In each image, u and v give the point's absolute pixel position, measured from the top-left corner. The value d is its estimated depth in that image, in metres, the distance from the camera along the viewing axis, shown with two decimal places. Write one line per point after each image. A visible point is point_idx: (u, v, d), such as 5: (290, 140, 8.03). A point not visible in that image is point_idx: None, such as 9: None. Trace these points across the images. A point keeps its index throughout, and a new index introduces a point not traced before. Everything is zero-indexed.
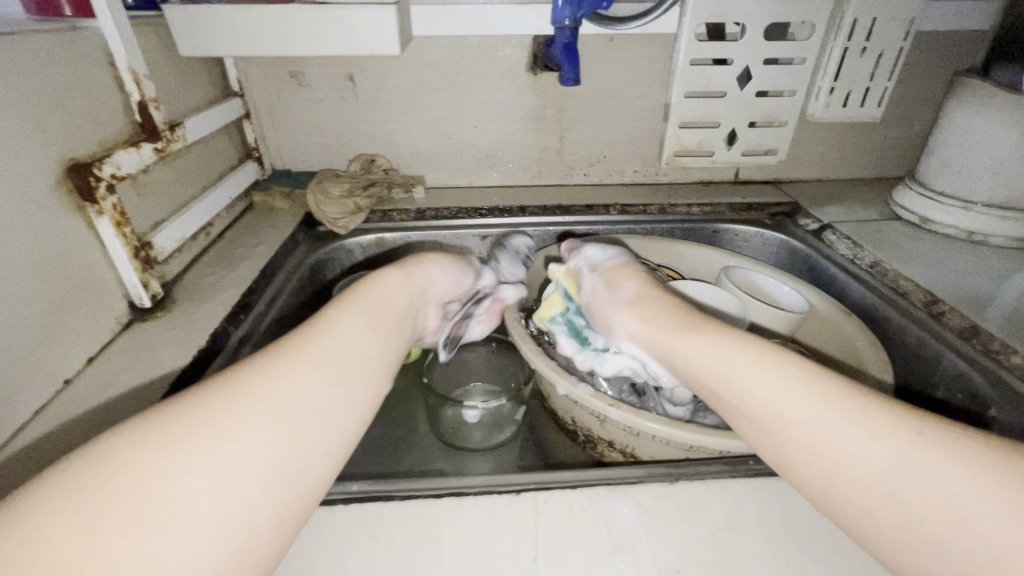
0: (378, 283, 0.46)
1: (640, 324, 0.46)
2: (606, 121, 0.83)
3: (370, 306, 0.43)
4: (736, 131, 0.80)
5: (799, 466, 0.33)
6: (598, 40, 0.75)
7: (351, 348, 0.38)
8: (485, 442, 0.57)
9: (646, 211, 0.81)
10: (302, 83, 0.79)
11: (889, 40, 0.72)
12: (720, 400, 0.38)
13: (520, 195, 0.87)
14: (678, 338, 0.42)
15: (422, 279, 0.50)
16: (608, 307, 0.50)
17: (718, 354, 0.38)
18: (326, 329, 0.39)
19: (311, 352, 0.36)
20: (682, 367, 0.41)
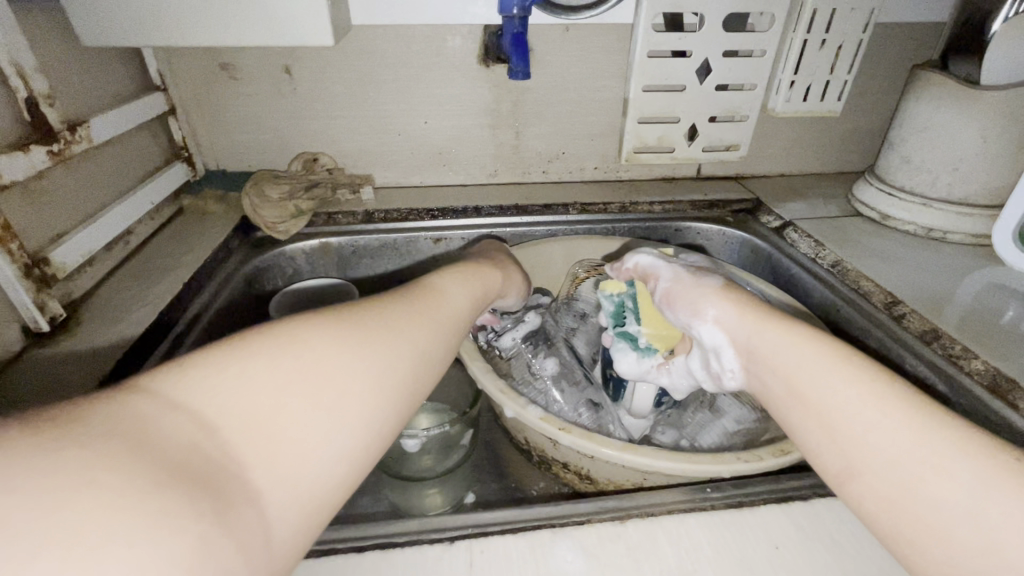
0: (477, 267, 0.50)
1: (732, 308, 0.43)
2: (564, 115, 0.79)
3: (472, 281, 0.47)
4: (697, 126, 0.77)
5: (864, 478, 0.32)
6: (552, 30, 0.71)
7: (455, 314, 0.41)
8: (436, 469, 0.52)
9: (606, 210, 0.78)
10: (233, 76, 0.73)
11: (848, 31, 0.70)
12: (799, 399, 0.36)
13: (476, 194, 0.82)
14: (767, 328, 0.40)
15: (512, 281, 0.55)
16: (692, 292, 0.46)
17: (800, 348, 0.38)
18: (438, 290, 0.41)
19: (428, 305, 0.39)
20: (768, 360, 0.39)
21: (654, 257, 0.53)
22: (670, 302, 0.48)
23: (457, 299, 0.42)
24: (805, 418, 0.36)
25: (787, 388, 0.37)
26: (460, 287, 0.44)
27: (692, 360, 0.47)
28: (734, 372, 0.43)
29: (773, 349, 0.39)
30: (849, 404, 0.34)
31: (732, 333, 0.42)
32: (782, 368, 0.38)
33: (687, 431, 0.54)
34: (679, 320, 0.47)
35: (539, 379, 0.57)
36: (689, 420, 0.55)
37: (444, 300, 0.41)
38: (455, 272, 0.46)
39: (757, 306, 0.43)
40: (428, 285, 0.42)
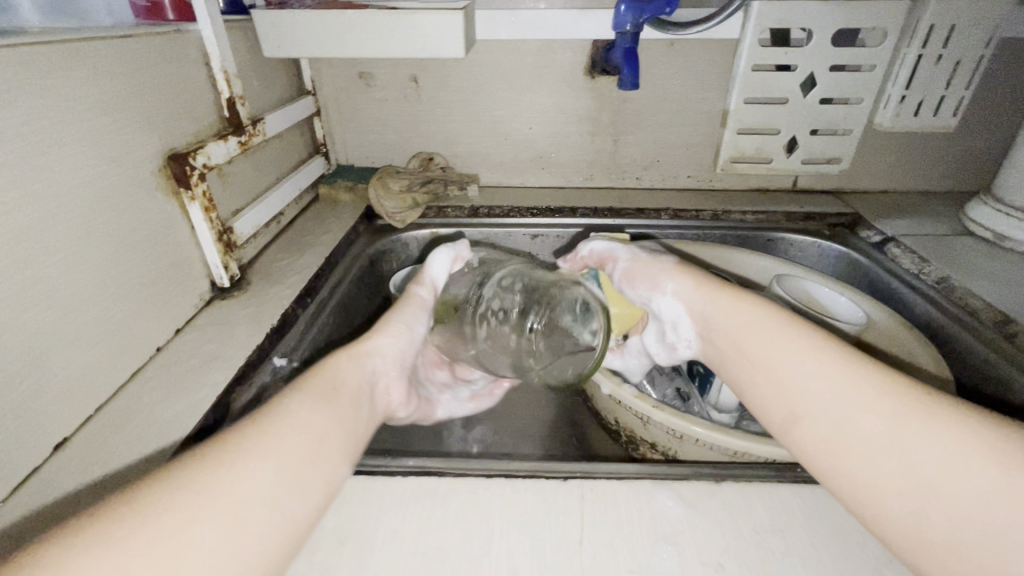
0: (328, 368, 0.40)
1: (688, 282, 0.47)
2: (662, 125, 0.83)
3: (331, 395, 0.38)
4: (797, 139, 0.78)
5: (802, 424, 0.35)
6: (658, 44, 0.76)
7: (309, 443, 0.34)
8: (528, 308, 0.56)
9: (698, 217, 0.81)
10: (369, 84, 0.84)
11: (969, 47, 0.69)
12: (748, 357, 0.40)
13: (572, 196, 0.88)
14: (719, 298, 0.44)
15: (368, 355, 0.44)
16: (651, 269, 0.50)
17: (747, 314, 0.41)
18: (282, 420, 0.34)
19: (269, 448, 0.32)
20: (719, 325, 0.43)
21: (608, 242, 0.57)
22: (630, 280, 0.52)
23: (312, 428, 0.34)
24: (750, 379, 0.39)
25: (736, 349, 0.41)
26: (314, 405, 0.36)
27: (649, 335, 0.52)
28: (689, 341, 0.47)
29: (722, 316, 0.43)
30: (791, 360, 0.37)
31: (687, 304, 0.46)
32: (732, 332, 0.42)
33: None
34: (640, 295, 0.51)
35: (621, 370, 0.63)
36: None
37: (294, 432, 0.33)
38: (306, 388, 0.37)
39: (709, 279, 0.47)
40: (268, 414, 0.34)
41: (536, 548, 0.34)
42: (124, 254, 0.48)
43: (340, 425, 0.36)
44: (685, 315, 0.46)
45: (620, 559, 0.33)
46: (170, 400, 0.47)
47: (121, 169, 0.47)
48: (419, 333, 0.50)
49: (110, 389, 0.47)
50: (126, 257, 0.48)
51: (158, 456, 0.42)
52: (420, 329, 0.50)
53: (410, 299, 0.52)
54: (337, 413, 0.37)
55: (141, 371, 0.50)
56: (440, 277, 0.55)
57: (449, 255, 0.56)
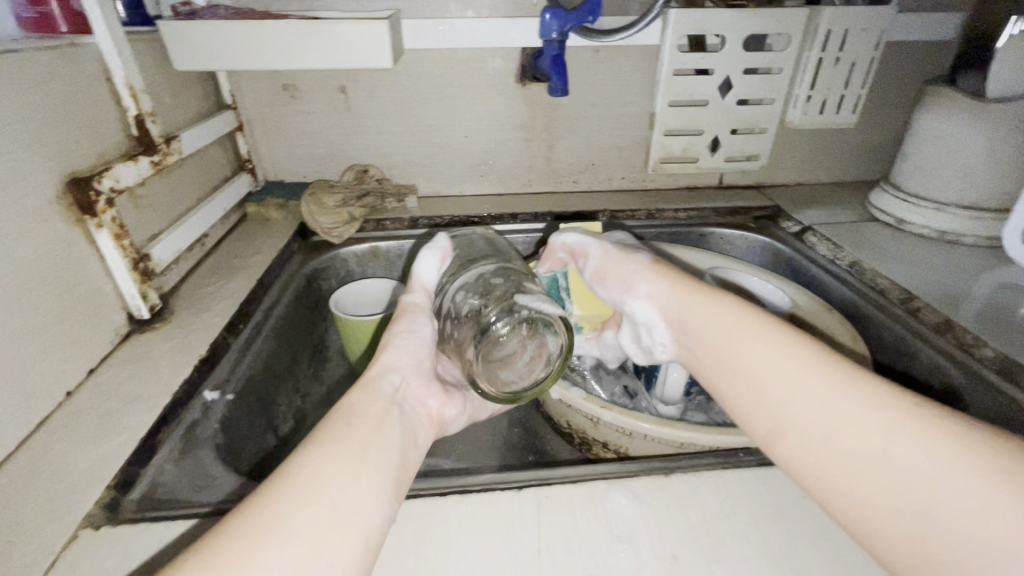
0: (343, 405, 0.36)
1: (663, 284, 0.47)
2: (594, 129, 0.85)
3: (347, 436, 0.33)
4: (719, 138, 0.82)
5: (788, 439, 0.36)
6: (584, 51, 0.78)
7: (327, 500, 0.29)
8: (504, 288, 0.49)
9: (634, 216, 0.84)
10: (294, 96, 0.81)
11: (861, 51, 0.75)
12: (732, 368, 0.40)
13: (512, 203, 0.88)
14: (695, 302, 0.44)
15: (385, 376, 0.40)
16: (623, 269, 0.50)
17: (735, 324, 0.41)
18: (290, 481, 0.30)
19: (278, 521, 0.28)
20: (697, 330, 0.43)
21: (581, 236, 0.56)
22: (602, 279, 0.52)
23: (332, 486, 0.30)
24: (731, 391, 0.40)
25: (717, 358, 0.41)
26: (328, 453, 0.32)
27: (625, 336, 0.53)
28: (664, 345, 0.47)
29: (701, 321, 0.43)
30: (769, 369, 0.38)
31: (662, 308, 0.46)
32: (712, 338, 0.42)
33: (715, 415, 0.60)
34: (613, 296, 0.51)
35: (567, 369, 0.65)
36: (716, 406, 0.61)
37: (308, 491, 0.30)
38: (319, 432, 0.33)
39: (684, 280, 0.47)
40: (276, 477, 0.30)
41: (495, 563, 0.34)
42: (20, 292, 0.43)
43: (371, 471, 0.32)
44: (660, 319, 0.47)
45: (578, 564, 0.33)
46: (85, 448, 0.43)
47: (12, 198, 0.42)
48: (428, 333, 0.46)
49: (12, 443, 0.42)
50: (22, 295, 0.43)
51: (75, 513, 0.38)
52: (429, 328, 0.46)
53: (407, 308, 0.49)
54: (359, 455, 0.32)
55: (49, 420, 0.45)
56: (430, 276, 0.51)
57: (435, 253, 0.52)
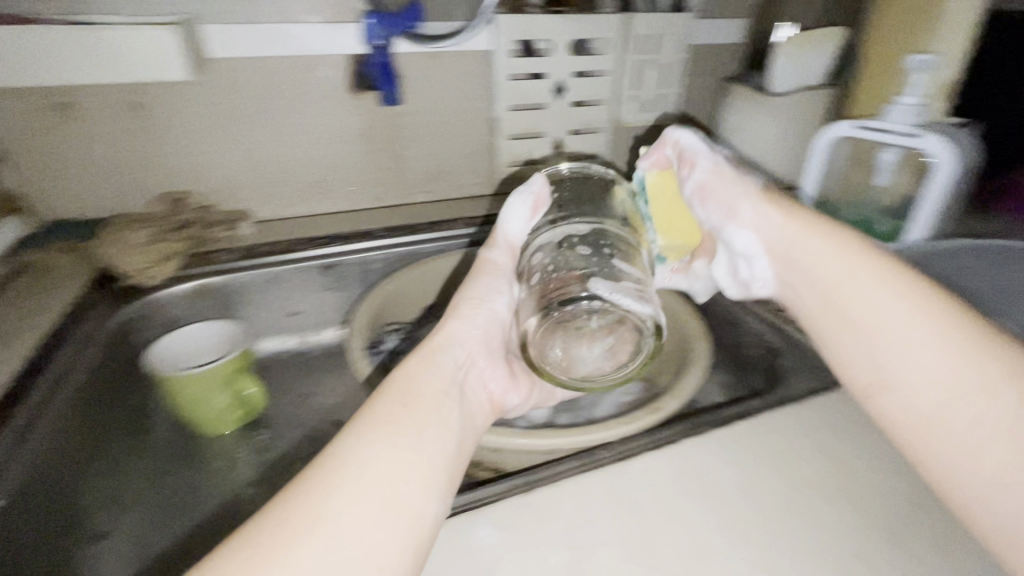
0: (401, 379, 0.39)
1: (772, 214, 0.46)
2: (441, 136, 0.83)
3: (399, 417, 0.36)
4: (560, 140, 0.85)
5: (859, 357, 0.38)
6: (418, 58, 0.75)
7: (378, 485, 0.32)
8: (591, 259, 0.52)
9: (491, 221, 0.83)
10: (72, 117, 0.67)
11: (671, 53, 0.83)
12: (840, 315, 0.40)
13: (365, 219, 0.83)
14: (810, 234, 0.43)
15: (445, 352, 0.43)
16: (728, 190, 0.48)
17: (860, 276, 0.40)
18: (340, 464, 0.32)
19: (326, 507, 0.30)
20: (801, 265, 0.43)
21: (696, 139, 0.52)
22: (704, 197, 0.50)
23: (386, 471, 0.33)
24: (821, 315, 0.41)
25: (822, 301, 0.41)
26: (383, 439, 0.34)
27: (719, 268, 0.53)
28: (766, 279, 0.47)
29: (812, 255, 0.43)
30: (865, 298, 0.39)
31: (767, 240, 0.46)
32: (818, 275, 0.42)
33: (583, 410, 0.62)
34: (712, 219, 0.49)
35: None
36: (580, 403, 0.62)
37: (359, 474, 0.32)
38: (374, 412, 0.36)
39: (796, 209, 0.46)
40: (334, 456, 0.33)
41: None
42: None
43: (433, 460, 0.35)
44: (762, 250, 0.46)
45: None
46: None
47: None
48: (501, 306, 0.49)
49: None
50: None
51: None
52: (501, 299, 0.49)
53: (484, 266, 0.51)
54: (415, 440, 0.35)
55: None
56: (514, 228, 0.53)
57: (525, 202, 0.52)
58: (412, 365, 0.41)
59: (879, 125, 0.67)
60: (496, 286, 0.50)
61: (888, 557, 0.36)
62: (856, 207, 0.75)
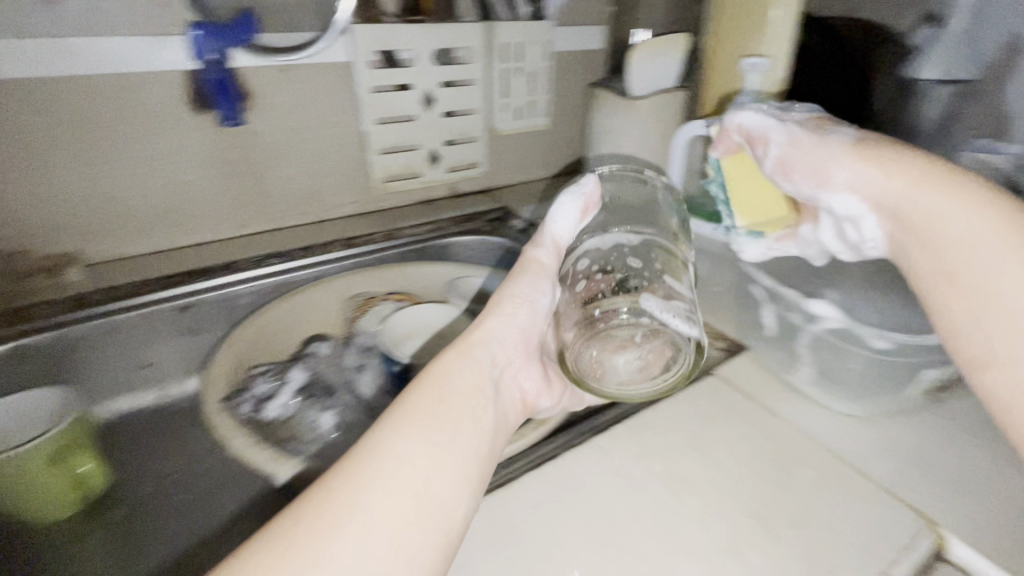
0: (436, 373, 0.39)
1: (873, 173, 0.41)
2: (306, 155, 0.77)
3: (436, 412, 0.36)
4: (436, 151, 0.83)
5: (967, 324, 0.37)
6: (267, 72, 0.69)
7: (413, 479, 0.32)
8: (640, 271, 0.52)
9: (371, 240, 0.79)
10: None
11: (535, 60, 0.84)
12: (941, 278, 0.38)
13: (228, 252, 0.75)
14: (922, 191, 0.39)
15: (484, 348, 0.41)
16: (816, 153, 0.44)
17: (975, 239, 0.37)
18: (375, 454, 0.32)
19: (359, 497, 0.30)
20: (914, 226, 0.39)
21: (762, 116, 0.48)
22: (787, 167, 0.46)
23: (415, 468, 0.32)
24: (931, 275, 0.38)
25: (932, 264, 0.38)
26: (421, 431, 0.34)
27: (822, 231, 0.46)
28: (875, 241, 0.43)
29: (938, 216, 0.38)
30: (988, 266, 0.36)
31: (869, 200, 0.41)
32: (934, 240, 0.38)
33: None
34: (802, 189, 0.45)
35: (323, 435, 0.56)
36: None
37: (395, 466, 0.32)
38: (410, 404, 0.36)
39: (906, 168, 0.40)
40: (369, 447, 0.33)
41: None
42: None
43: (465, 463, 0.34)
44: (869, 209, 0.42)
45: None
46: None
47: None
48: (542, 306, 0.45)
49: None
50: None
51: None
52: (544, 299, 0.45)
53: (528, 264, 0.47)
54: (449, 436, 0.35)
55: None
56: (563, 227, 0.49)
57: (575, 203, 0.49)
58: (454, 359, 0.40)
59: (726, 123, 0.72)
60: (542, 280, 0.46)
61: (754, 536, 0.35)
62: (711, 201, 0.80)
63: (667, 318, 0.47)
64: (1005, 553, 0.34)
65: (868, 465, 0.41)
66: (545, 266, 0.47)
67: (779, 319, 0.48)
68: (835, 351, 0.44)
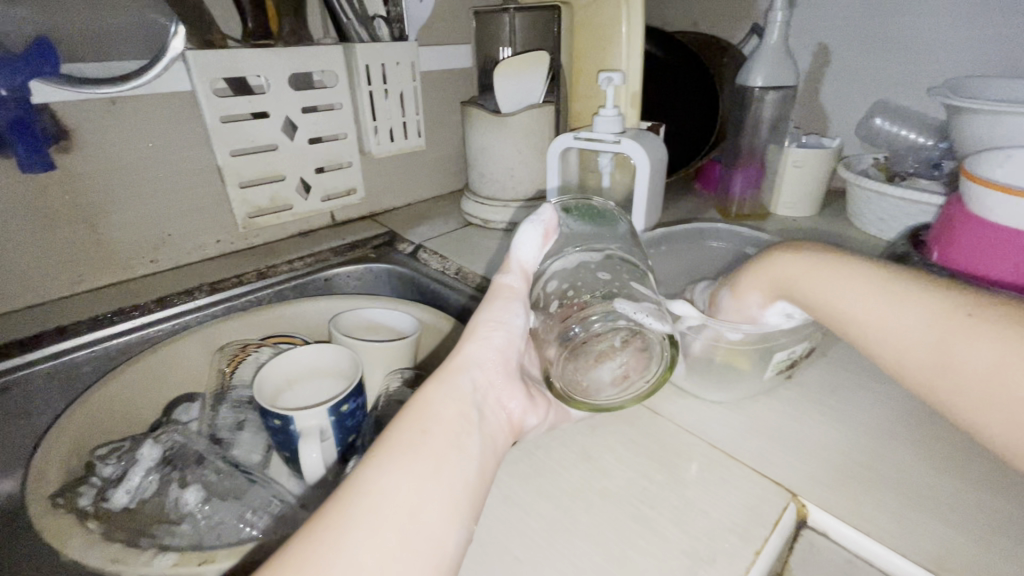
0: (416, 404, 0.36)
1: (761, 290, 0.44)
2: (150, 195, 0.68)
3: (417, 448, 0.33)
4: (306, 180, 0.78)
5: (922, 375, 0.36)
6: (89, 106, 0.61)
7: (394, 520, 0.30)
8: (612, 283, 0.49)
9: (241, 282, 0.72)
10: None
11: (402, 82, 0.81)
12: (878, 349, 0.38)
13: (58, 314, 0.64)
14: (797, 279, 0.41)
15: (464, 373, 0.38)
16: (726, 310, 0.46)
17: (866, 298, 0.38)
18: (355, 494, 0.30)
19: (340, 542, 0.28)
20: (827, 312, 0.40)
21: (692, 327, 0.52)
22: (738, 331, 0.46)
23: (402, 503, 0.30)
24: (872, 352, 0.38)
25: (863, 340, 0.38)
26: (402, 467, 0.32)
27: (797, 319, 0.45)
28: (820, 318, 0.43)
29: (804, 276, 0.41)
30: (856, 301, 0.38)
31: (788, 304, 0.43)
32: (850, 320, 0.39)
33: None
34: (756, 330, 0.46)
35: (192, 513, 0.49)
36: None
37: (376, 507, 0.30)
38: (390, 440, 0.33)
39: (773, 269, 0.43)
40: (348, 489, 0.31)
41: None
42: None
43: (455, 496, 0.32)
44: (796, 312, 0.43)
45: None
46: None
47: None
48: (518, 324, 0.41)
49: None
50: None
51: None
52: (519, 319, 0.42)
53: (498, 290, 0.44)
54: (434, 468, 0.32)
55: None
56: (528, 254, 0.45)
57: (536, 229, 0.45)
58: (433, 383, 0.37)
59: (593, 135, 0.74)
60: (515, 303, 0.42)
61: (641, 541, 0.36)
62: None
63: (643, 321, 0.42)
64: (850, 509, 0.38)
65: (738, 448, 0.44)
66: (516, 292, 0.43)
67: None
68: (700, 346, 0.47)
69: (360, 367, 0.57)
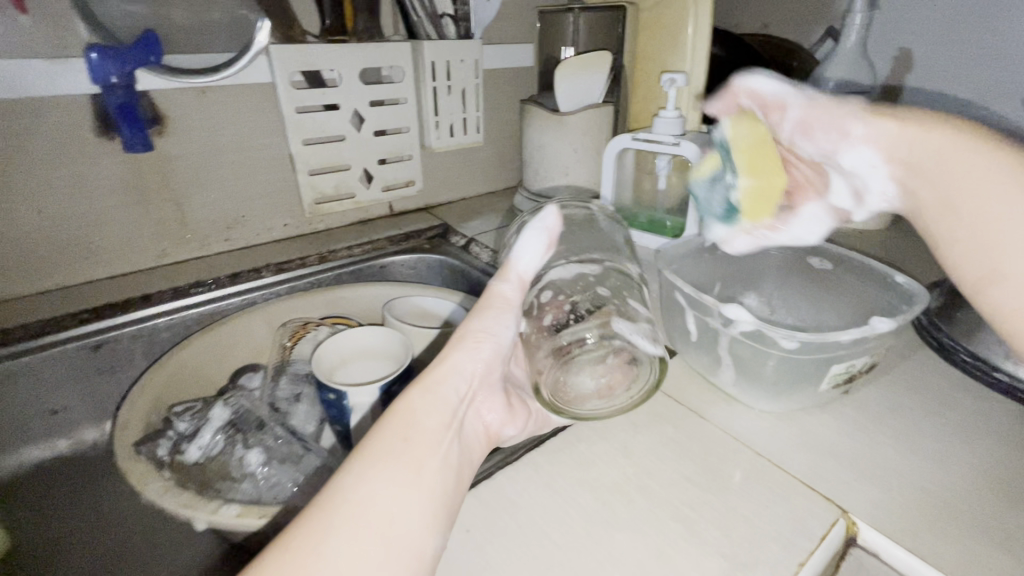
0: (403, 411, 0.36)
1: (893, 125, 0.42)
2: (230, 178, 0.74)
3: (400, 456, 0.34)
4: (369, 170, 0.82)
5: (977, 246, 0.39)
6: (183, 94, 0.67)
7: (376, 528, 0.30)
8: (608, 297, 0.52)
9: (303, 264, 0.76)
10: None
11: (465, 78, 0.84)
12: (948, 217, 0.41)
13: (144, 282, 0.70)
14: (930, 137, 0.41)
15: (449, 383, 0.39)
16: (835, 113, 0.45)
17: (984, 175, 0.39)
18: (342, 499, 0.31)
19: (322, 547, 0.29)
20: (928, 173, 0.41)
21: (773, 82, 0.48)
22: (808, 133, 0.47)
23: (383, 512, 0.31)
24: (934, 212, 0.42)
25: (936, 198, 0.41)
26: (385, 474, 0.32)
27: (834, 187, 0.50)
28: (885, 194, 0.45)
29: (941, 143, 0.40)
30: (978, 172, 0.39)
31: (890, 151, 0.43)
32: (942, 184, 0.40)
33: None
34: (817, 146, 0.47)
35: (253, 473, 0.53)
36: None
37: (359, 515, 0.30)
38: (375, 446, 0.34)
39: (917, 120, 0.42)
40: (334, 493, 0.31)
41: None
42: None
43: (433, 505, 0.33)
44: (883, 161, 0.44)
45: None
46: None
47: None
48: (508, 336, 0.43)
49: None
50: None
51: None
52: (509, 332, 0.43)
53: (492, 298, 0.44)
54: (414, 477, 0.33)
55: None
56: (529, 262, 0.45)
57: (540, 235, 0.45)
58: (416, 392, 0.37)
59: (651, 136, 0.74)
60: (508, 313, 0.43)
61: (677, 538, 0.37)
62: (641, 209, 0.83)
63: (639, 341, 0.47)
64: (907, 531, 0.36)
65: (787, 459, 0.43)
66: (509, 303, 0.44)
67: (703, 324, 0.49)
68: (749, 353, 0.46)
69: (410, 351, 0.60)
